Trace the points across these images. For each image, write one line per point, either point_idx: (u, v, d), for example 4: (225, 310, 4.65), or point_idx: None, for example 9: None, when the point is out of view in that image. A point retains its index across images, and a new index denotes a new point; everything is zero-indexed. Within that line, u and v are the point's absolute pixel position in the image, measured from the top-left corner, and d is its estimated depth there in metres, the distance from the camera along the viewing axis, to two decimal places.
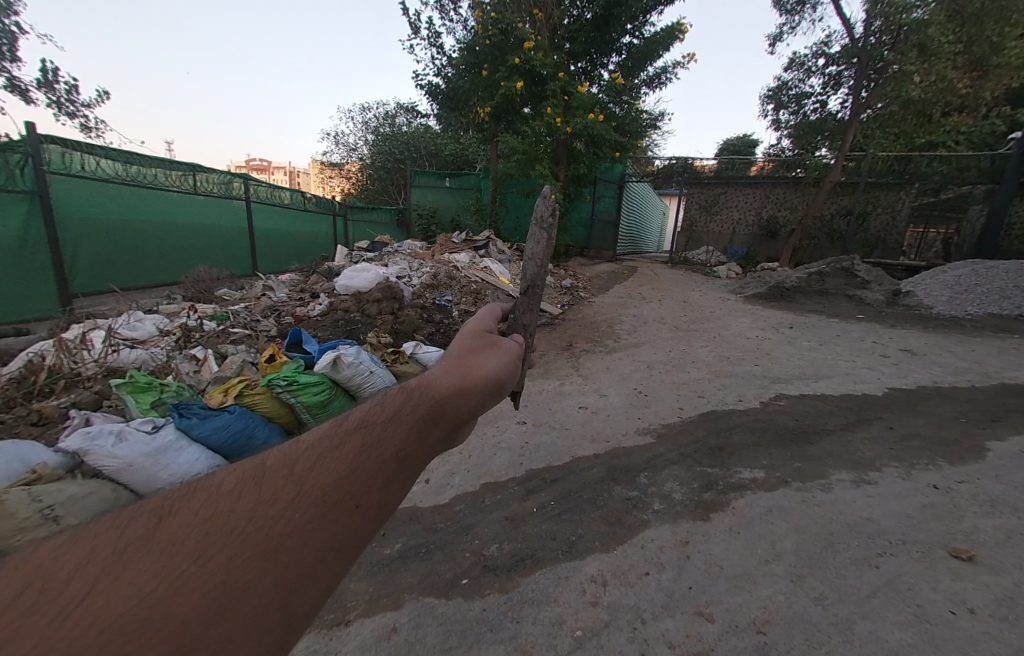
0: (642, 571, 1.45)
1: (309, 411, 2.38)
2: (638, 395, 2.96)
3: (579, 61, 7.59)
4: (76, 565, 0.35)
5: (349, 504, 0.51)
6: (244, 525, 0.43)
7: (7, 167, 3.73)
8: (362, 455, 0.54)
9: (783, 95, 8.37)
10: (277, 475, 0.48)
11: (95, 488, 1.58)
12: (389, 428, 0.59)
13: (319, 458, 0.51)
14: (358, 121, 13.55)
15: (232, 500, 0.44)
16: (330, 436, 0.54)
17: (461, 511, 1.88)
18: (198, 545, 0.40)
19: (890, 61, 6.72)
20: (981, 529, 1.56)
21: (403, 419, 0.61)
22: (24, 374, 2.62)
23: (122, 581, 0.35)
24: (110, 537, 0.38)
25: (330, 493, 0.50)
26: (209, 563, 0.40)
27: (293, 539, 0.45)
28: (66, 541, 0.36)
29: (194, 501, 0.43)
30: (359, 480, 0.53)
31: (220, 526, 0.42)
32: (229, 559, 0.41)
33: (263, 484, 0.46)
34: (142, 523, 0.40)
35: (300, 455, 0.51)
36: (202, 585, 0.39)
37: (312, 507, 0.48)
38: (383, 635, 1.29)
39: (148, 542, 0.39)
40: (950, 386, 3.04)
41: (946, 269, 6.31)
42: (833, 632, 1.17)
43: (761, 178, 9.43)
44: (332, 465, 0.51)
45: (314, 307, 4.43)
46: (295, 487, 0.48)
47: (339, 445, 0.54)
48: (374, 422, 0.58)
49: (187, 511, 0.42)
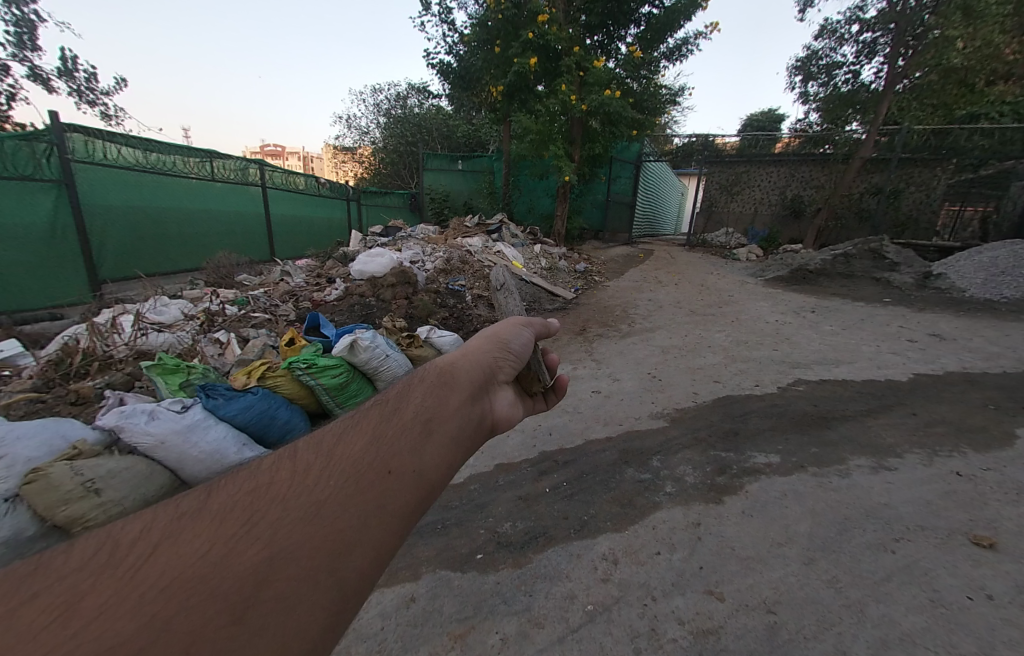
0: (653, 551, 1.47)
1: (328, 393, 2.45)
2: (652, 380, 2.94)
3: (595, 34, 7.31)
4: (133, 539, 0.40)
5: (381, 471, 0.53)
6: (283, 495, 0.46)
7: (34, 156, 3.84)
8: (385, 424, 0.59)
9: (812, 65, 7.88)
10: (308, 452, 0.52)
11: (132, 463, 1.68)
12: (402, 403, 0.63)
13: (344, 432, 0.56)
14: (369, 103, 13.43)
15: (269, 473, 0.48)
16: (353, 418, 0.59)
17: (476, 490, 1.93)
18: (241, 514, 0.43)
19: (930, 25, 6.26)
20: (1006, 517, 1.53)
21: (418, 388, 0.66)
22: (62, 356, 2.76)
23: (174, 550, 0.39)
24: (163, 515, 0.43)
25: (360, 461, 0.53)
26: (256, 529, 0.42)
27: (331, 503, 0.47)
28: (131, 519, 0.42)
29: (237, 477, 0.48)
30: (384, 447, 0.56)
31: (261, 496, 0.46)
32: (273, 527, 0.43)
33: (296, 460, 0.50)
34: (191, 499, 0.45)
35: (326, 434, 0.55)
36: (251, 547, 0.41)
37: (344, 474, 0.51)
38: (401, 604, 1.35)
39: (198, 515, 0.43)
40: (980, 372, 2.93)
41: (983, 250, 5.97)
42: (844, 614, 1.18)
43: (786, 155, 9.03)
44: (357, 438, 0.55)
45: (330, 292, 4.50)
46: (325, 459, 0.52)
47: (360, 421, 0.58)
48: (389, 398, 0.64)
49: (230, 488, 0.47)
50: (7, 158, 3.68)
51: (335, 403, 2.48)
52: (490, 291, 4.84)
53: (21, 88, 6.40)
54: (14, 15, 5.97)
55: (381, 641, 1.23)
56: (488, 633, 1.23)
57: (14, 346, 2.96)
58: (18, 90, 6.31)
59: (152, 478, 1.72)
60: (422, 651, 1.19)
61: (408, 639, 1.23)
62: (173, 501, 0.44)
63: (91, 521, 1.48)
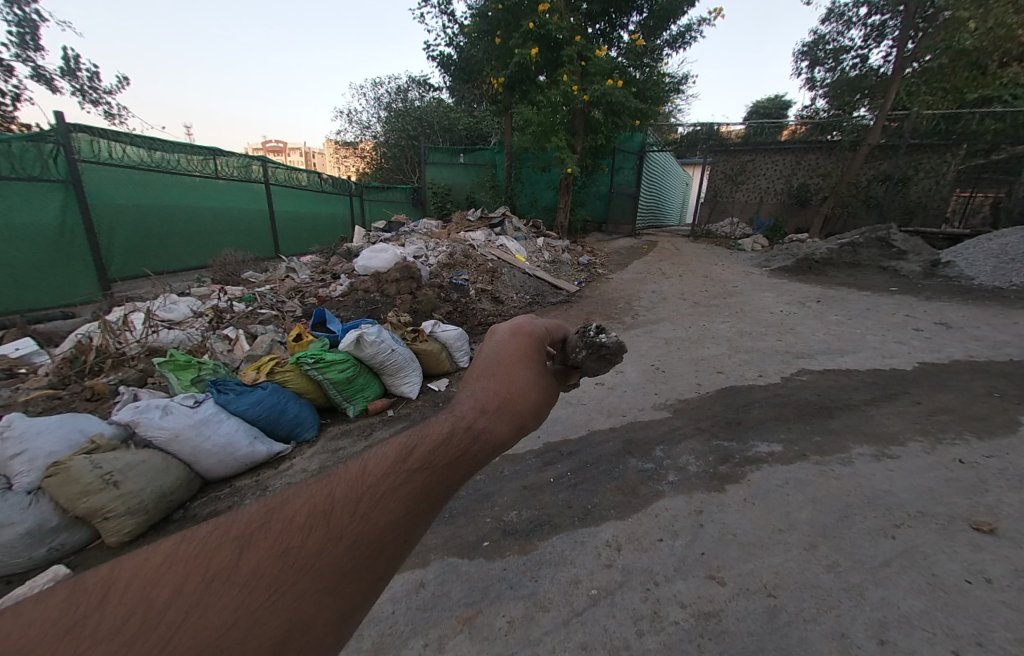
0: (656, 537, 1.51)
1: (336, 387, 2.48)
2: (655, 372, 2.96)
3: (597, 23, 7.20)
4: (170, 595, 0.35)
5: (402, 543, 0.47)
6: (312, 564, 0.40)
7: (41, 157, 3.88)
8: (424, 496, 0.49)
9: (819, 50, 7.66)
10: (343, 508, 0.44)
11: (148, 456, 1.76)
12: (442, 466, 0.52)
13: (382, 496, 0.46)
14: (370, 97, 13.38)
15: (301, 537, 0.41)
16: (393, 470, 0.48)
17: (482, 480, 1.96)
18: (270, 581, 0.38)
19: (942, 7, 6.10)
20: (1006, 503, 1.54)
21: (467, 465, 0.55)
22: (75, 354, 2.83)
23: (201, 623, 0.34)
24: (194, 558, 0.37)
25: (391, 532, 0.46)
26: (279, 605, 0.38)
27: (351, 574, 0.43)
28: (156, 551, 0.36)
29: (273, 525, 0.41)
30: (419, 519, 0.49)
31: (291, 563, 0.40)
32: (296, 595, 0.39)
33: (329, 516, 0.43)
34: (226, 551, 0.38)
35: (364, 488, 0.46)
36: (269, 624, 0.37)
37: (369, 546, 0.44)
38: (412, 588, 1.40)
39: (232, 575, 0.37)
40: (986, 360, 2.93)
41: (993, 237, 5.86)
42: (844, 597, 1.21)
43: (791, 142, 8.94)
44: (391, 505, 0.46)
45: (335, 288, 4.55)
46: (354, 528, 0.44)
47: (401, 484, 0.48)
48: (436, 461, 0.51)
49: (265, 540, 0.40)
50: (14, 159, 3.71)
51: (343, 397, 2.52)
52: (494, 285, 4.85)
53: (25, 89, 6.44)
54: (15, 15, 5.98)
55: (393, 624, 1.27)
56: (495, 615, 1.27)
57: (29, 344, 3.03)
58: (23, 90, 6.33)
59: (168, 471, 1.80)
60: (431, 635, 1.23)
61: (418, 622, 1.27)
62: (210, 545, 0.38)
63: (110, 511, 1.58)
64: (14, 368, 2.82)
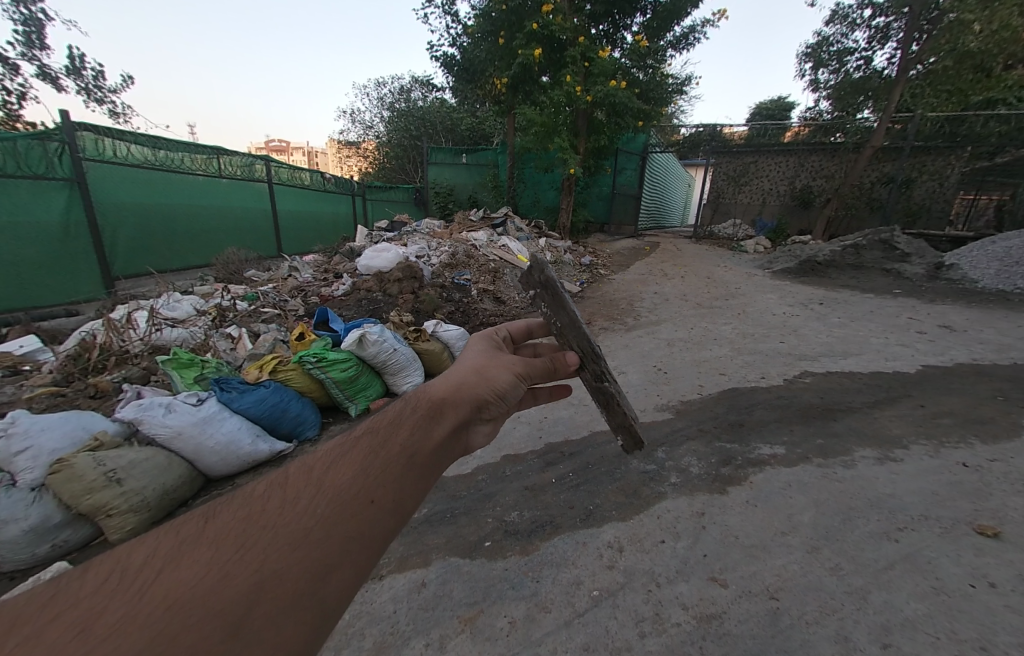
0: (658, 539, 1.50)
1: (338, 386, 2.49)
2: (657, 373, 2.96)
3: (600, 23, 7.20)
4: (139, 562, 0.43)
5: (363, 500, 0.53)
6: (273, 522, 0.48)
7: (47, 155, 3.90)
8: (373, 456, 0.58)
9: (823, 51, 7.64)
10: (297, 477, 0.53)
11: (151, 454, 1.77)
12: (385, 429, 0.62)
13: (333, 462, 0.56)
14: (373, 97, 13.42)
15: (261, 504, 0.50)
16: (341, 444, 0.59)
17: (483, 480, 1.97)
18: (234, 539, 0.46)
19: (946, 9, 6.08)
20: (1011, 507, 1.53)
21: (410, 424, 0.64)
22: (79, 352, 2.84)
23: (174, 575, 0.42)
24: (166, 543, 0.45)
25: (346, 489, 0.53)
26: (248, 556, 0.45)
27: (314, 528, 0.49)
28: (135, 545, 0.44)
29: (233, 502, 0.49)
30: (371, 475, 0.56)
31: (253, 523, 0.48)
32: (261, 548, 0.46)
33: (286, 487, 0.52)
34: (189, 527, 0.47)
35: (316, 461, 0.55)
36: (242, 576, 0.43)
37: (329, 502, 0.52)
38: (412, 588, 1.40)
39: (201, 541, 0.46)
40: (989, 363, 2.91)
41: (997, 240, 5.81)
42: (846, 601, 1.20)
43: (795, 144, 8.91)
44: (342, 470, 0.55)
45: (337, 287, 4.57)
46: (309, 490, 0.52)
47: (350, 450, 0.58)
48: (382, 427, 0.62)
49: (223, 514, 0.48)
50: (20, 157, 3.73)
51: (345, 397, 2.52)
52: (496, 285, 4.85)
53: (30, 87, 6.47)
54: (21, 14, 6.00)
55: (393, 624, 1.27)
56: (496, 616, 1.27)
57: (33, 342, 3.04)
58: (28, 89, 6.36)
59: (171, 469, 1.80)
60: (432, 634, 1.23)
61: (419, 622, 1.27)
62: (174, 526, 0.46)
63: (113, 508, 1.58)
64: (18, 365, 2.83)
